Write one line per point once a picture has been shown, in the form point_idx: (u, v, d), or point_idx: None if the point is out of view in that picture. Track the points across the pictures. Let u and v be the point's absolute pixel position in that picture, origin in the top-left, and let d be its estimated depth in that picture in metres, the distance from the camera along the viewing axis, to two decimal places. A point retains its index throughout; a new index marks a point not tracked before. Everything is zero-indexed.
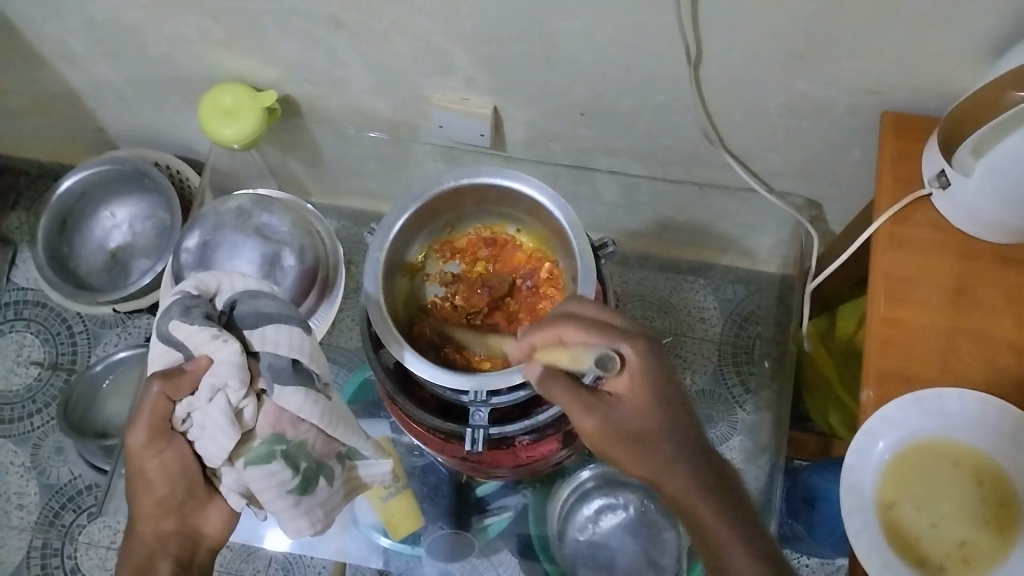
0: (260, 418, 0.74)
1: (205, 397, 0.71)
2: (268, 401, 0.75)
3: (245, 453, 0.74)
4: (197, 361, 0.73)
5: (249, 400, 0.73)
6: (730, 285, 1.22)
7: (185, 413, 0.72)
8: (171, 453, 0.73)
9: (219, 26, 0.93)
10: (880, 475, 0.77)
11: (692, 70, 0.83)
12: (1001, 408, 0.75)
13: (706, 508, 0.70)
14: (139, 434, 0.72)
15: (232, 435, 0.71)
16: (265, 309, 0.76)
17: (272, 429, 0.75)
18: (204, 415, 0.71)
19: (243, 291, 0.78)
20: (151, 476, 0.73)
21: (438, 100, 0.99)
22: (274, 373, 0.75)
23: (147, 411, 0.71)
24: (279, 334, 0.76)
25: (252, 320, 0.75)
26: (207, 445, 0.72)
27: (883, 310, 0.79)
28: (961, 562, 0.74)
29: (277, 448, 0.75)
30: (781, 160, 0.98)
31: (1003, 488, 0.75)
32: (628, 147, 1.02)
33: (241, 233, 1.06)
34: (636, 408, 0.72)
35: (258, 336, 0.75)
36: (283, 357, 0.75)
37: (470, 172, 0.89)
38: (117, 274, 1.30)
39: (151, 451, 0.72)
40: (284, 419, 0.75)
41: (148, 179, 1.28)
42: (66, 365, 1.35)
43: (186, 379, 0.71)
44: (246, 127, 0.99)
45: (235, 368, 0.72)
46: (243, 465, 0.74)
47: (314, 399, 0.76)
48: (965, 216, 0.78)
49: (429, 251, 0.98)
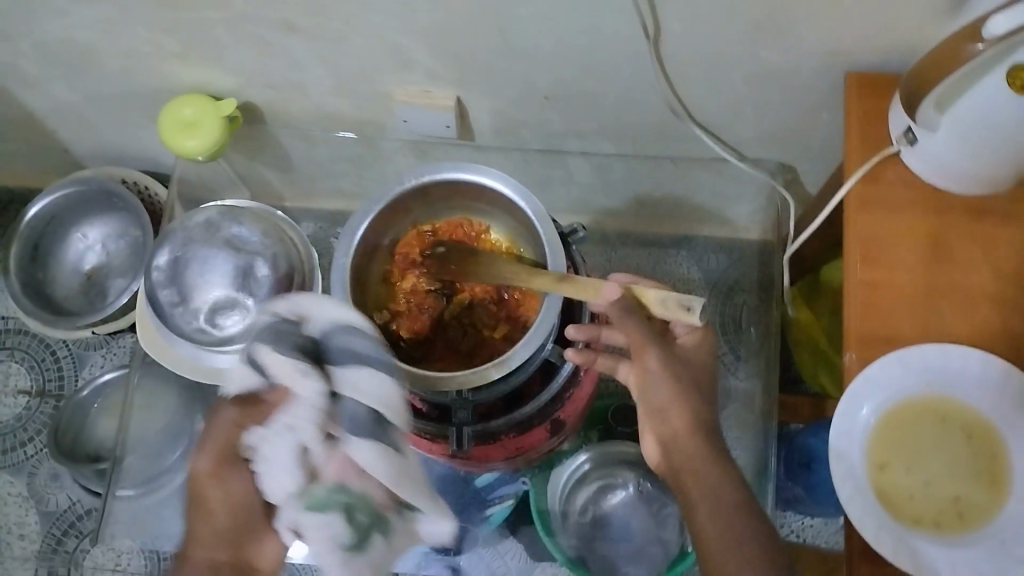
0: (328, 463, 0.73)
1: (277, 430, 0.73)
2: (337, 449, 0.73)
3: (304, 495, 0.73)
4: (277, 393, 0.74)
5: (317, 442, 0.73)
6: (713, 255, 1.21)
7: (254, 446, 0.74)
8: (233, 484, 0.76)
9: (173, 38, 0.92)
10: (868, 439, 0.75)
11: (652, 46, 0.82)
12: (983, 360, 0.73)
13: (716, 472, 0.74)
14: (206, 461, 0.78)
15: (294, 473, 0.73)
16: (360, 352, 0.76)
17: (336, 478, 0.73)
18: (272, 450, 0.73)
19: (342, 323, 0.76)
20: (214, 505, 0.76)
21: (399, 95, 0.97)
22: (350, 424, 0.73)
23: (221, 439, 0.77)
24: (368, 381, 0.74)
25: (345, 360, 0.75)
26: (270, 482, 0.73)
27: (860, 272, 0.77)
28: (956, 517, 0.73)
29: (335, 497, 0.73)
30: (752, 130, 0.97)
31: (991, 439, 0.73)
32: (598, 128, 1.01)
33: (211, 247, 1.04)
34: (697, 359, 0.78)
35: (345, 379, 0.74)
36: (364, 407, 0.74)
37: (430, 169, 0.85)
38: (95, 296, 1.27)
39: (217, 481, 0.76)
40: (348, 468, 0.73)
41: (116, 199, 1.26)
42: (53, 392, 1.32)
43: (263, 409, 0.75)
44: (210, 137, 0.97)
45: (314, 411, 0.73)
46: (301, 509, 0.73)
47: (385, 454, 0.74)
48: (935, 172, 0.76)
49: (389, 266, 0.92)
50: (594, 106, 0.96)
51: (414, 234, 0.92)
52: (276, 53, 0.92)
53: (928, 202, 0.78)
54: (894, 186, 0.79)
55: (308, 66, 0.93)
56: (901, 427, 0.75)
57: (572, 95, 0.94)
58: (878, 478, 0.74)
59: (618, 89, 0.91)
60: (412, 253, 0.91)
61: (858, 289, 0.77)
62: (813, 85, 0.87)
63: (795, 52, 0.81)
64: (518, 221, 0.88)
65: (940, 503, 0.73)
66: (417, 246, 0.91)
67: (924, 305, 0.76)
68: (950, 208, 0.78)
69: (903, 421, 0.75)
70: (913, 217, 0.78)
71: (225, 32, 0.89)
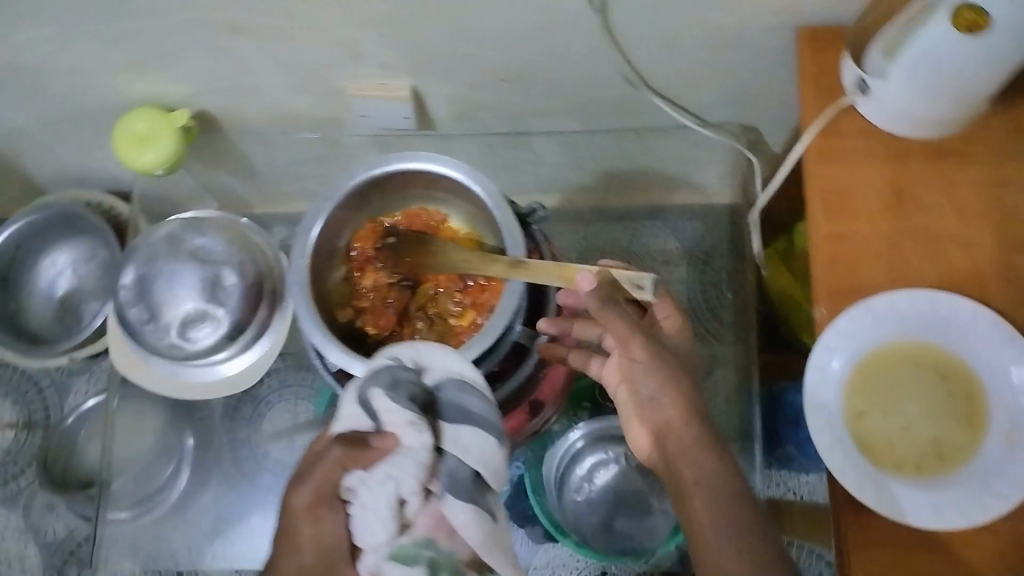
0: (421, 519, 0.68)
1: (378, 477, 0.68)
2: (434, 504, 0.69)
3: (393, 545, 0.67)
4: (384, 441, 0.70)
5: (416, 496, 0.68)
6: (687, 222, 1.16)
7: (352, 487, 0.68)
8: (326, 525, 0.68)
9: (118, 52, 0.90)
10: (844, 390, 0.75)
11: (601, 18, 0.81)
12: (949, 301, 0.74)
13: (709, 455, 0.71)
14: (304, 495, 0.69)
15: (388, 524, 0.67)
16: (470, 409, 0.74)
17: (426, 533, 0.68)
18: (370, 497, 0.67)
19: (456, 376, 0.75)
20: (301, 540, 0.68)
21: (354, 90, 0.96)
22: (451, 481, 0.70)
23: (319, 474, 0.69)
24: (472, 439, 0.72)
25: (454, 415, 0.73)
26: (363, 529, 0.67)
27: (824, 226, 0.78)
28: (937, 460, 0.73)
29: (423, 553, 0.67)
30: (711, 93, 0.96)
31: (965, 379, 0.74)
32: (557, 104, 1.00)
33: (177, 261, 1.01)
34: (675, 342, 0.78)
35: (451, 434, 0.72)
36: (467, 467, 0.71)
37: (379, 161, 0.85)
38: (69, 321, 1.26)
39: (310, 517, 0.68)
40: (441, 527, 0.68)
41: (81, 222, 1.25)
42: (40, 422, 1.31)
43: (367, 455, 0.69)
44: (168, 149, 0.96)
45: (417, 466, 0.69)
46: (387, 558, 0.67)
47: (480, 519, 0.70)
48: (890, 119, 0.77)
49: (346, 261, 0.91)
50: (551, 83, 0.95)
51: (369, 229, 0.91)
52: (225, 58, 0.90)
53: (886, 150, 0.79)
54: (852, 137, 0.79)
55: (259, 68, 0.92)
56: (874, 378, 0.75)
57: (527, 74, 0.93)
58: (857, 428, 0.74)
59: (572, 64, 0.91)
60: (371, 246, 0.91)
61: (823, 244, 0.77)
62: (766, 44, 0.86)
63: (744, 12, 0.81)
64: (476, 206, 0.88)
65: (920, 447, 0.73)
66: (375, 239, 0.91)
67: (890, 253, 0.77)
68: (909, 153, 0.78)
69: (876, 370, 0.75)
70: (872, 167, 0.78)
71: (170, 42, 0.88)
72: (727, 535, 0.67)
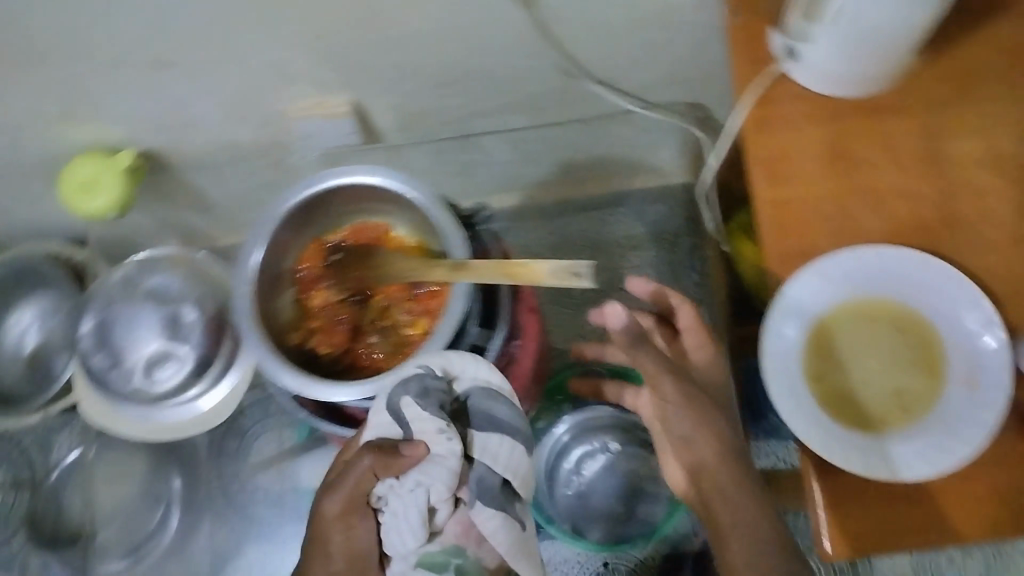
0: (450, 525, 0.77)
1: (410, 486, 0.75)
2: (464, 510, 0.77)
3: (425, 552, 0.76)
4: (414, 448, 0.75)
5: (445, 504, 0.76)
6: (649, 206, 1.25)
7: (382, 495, 0.75)
8: (359, 530, 0.75)
9: (48, 99, 0.89)
10: (802, 355, 0.77)
11: (528, 10, 0.81)
12: (897, 255, 0.75)
13: (729, 476, 0.73)
14: (336, 502, 0.74)
15: (421, 531, 0.75)
16: (497, 418, 0.80)
17: (456, 539, 0.77)
18: (403, 505, 0.75)
19: (484, 385, 0.81)
20: (333, 547, 0.75)
21: (294, 110, 0.96)
22: (480, 490, 0.77)
23: (350, 484, 0.74)
24: (501, 447, 0.79)
25: (483, 424, 0.79)
26: (393, 534, 0.75)
27: (767, 192, 0.78)
28: (901, 412, 0.76)
29: (453, 560, 0.77)
30: (652, 74, 0.96)
31: (920, 330, 0.77)
32: (500, 103, 1.00)
33: (133, 306, 1.06)
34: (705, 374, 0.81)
35: (480, 442, 0.79)
36: (495, 474, 0.78)
37: (307, 180, 0.87)
38: (42, 374, 1.21)
39: (341, 523, 0.75)
40: (470, 532, 0.77)
41: (41, 272, 1.21)
42: (27, 482, 1.24)
43: (400, 462, 0.74)
44: (116, 193, 0.95)
45: (450, 474, 0.75)
46: (418, 563, 0.76)
47: (507, 526, 0.77)
48: (821, 79, 0.76)
49: (296, 283, 0.94)
50: (491, 82, 0.95)
51: (314, 249, 0.94)
52: (157, 92, 0.89)
53: (823, 109, 0.78)
54: (787, 100, 0.79)
55: (194, 98, 0.91)
56: (831, 334, 0.78)
57: (465, 75, 0.93)
58: (820, 389, 0.77)
59: (509, 61, 0.91)
60: (317, 267, 0.94)
61: (767, 210, 0.78)
62: (696, 19, 0.86)
63: None
64: (414, 213, 0.89)
65: (884, 400, 0.76)
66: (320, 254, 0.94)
67: (834, 212, 0.77)
68: (844, 110, 0.78)
69: (831, 332, 0.78)
70: (810, 127, 0.78)
71: (98, 82, 0.86)
72: (742, 550, 0.70)
